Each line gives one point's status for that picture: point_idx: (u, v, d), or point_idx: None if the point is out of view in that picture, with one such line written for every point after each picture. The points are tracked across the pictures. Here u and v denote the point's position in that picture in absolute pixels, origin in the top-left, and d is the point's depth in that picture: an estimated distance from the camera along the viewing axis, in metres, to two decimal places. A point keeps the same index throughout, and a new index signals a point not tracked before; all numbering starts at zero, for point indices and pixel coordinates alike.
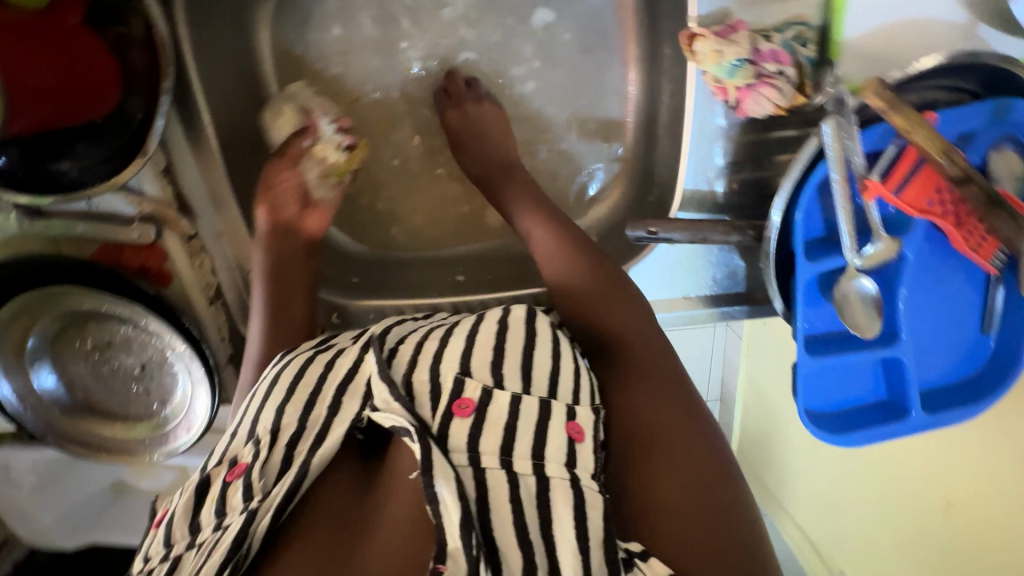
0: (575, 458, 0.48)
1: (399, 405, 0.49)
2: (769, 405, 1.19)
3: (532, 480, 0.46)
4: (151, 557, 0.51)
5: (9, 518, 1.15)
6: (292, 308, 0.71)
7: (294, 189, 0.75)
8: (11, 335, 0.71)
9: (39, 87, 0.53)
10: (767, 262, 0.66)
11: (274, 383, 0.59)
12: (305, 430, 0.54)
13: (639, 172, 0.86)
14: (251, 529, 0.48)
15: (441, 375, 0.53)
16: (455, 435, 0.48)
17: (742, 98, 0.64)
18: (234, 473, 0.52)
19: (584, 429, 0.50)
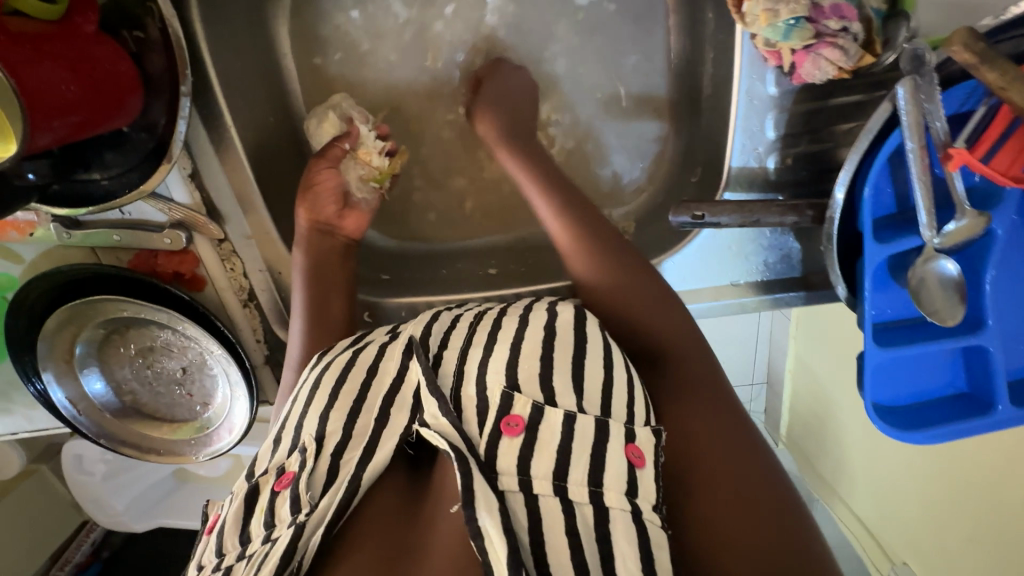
0: (636, 485, 0.46)
1: (447, 422, 0.50)
2: (821, 388, 1.13)
3: (589, 509, 0.45)
4: (205, 566, 0.52)
5: (86, 507, 1.21)
6: (331, 306, 0.70)
7: (336, 191, 0.75)
8: (60, 343, 0.72)
9: (62, 100, 0.50)
10: (828, 244, 0.59)
11: (315, 389, 0.58)
12: (352, 438, 0.55)
13: (680, 151, 0.81)
14: (301, 543, 0.48)
15: (490, 389, 0.52)
16: (505, 455, 0.48)
17: (798, 62, 0.57)
18: (282, 483, 0.53)
19: (645, 453, 0.48)
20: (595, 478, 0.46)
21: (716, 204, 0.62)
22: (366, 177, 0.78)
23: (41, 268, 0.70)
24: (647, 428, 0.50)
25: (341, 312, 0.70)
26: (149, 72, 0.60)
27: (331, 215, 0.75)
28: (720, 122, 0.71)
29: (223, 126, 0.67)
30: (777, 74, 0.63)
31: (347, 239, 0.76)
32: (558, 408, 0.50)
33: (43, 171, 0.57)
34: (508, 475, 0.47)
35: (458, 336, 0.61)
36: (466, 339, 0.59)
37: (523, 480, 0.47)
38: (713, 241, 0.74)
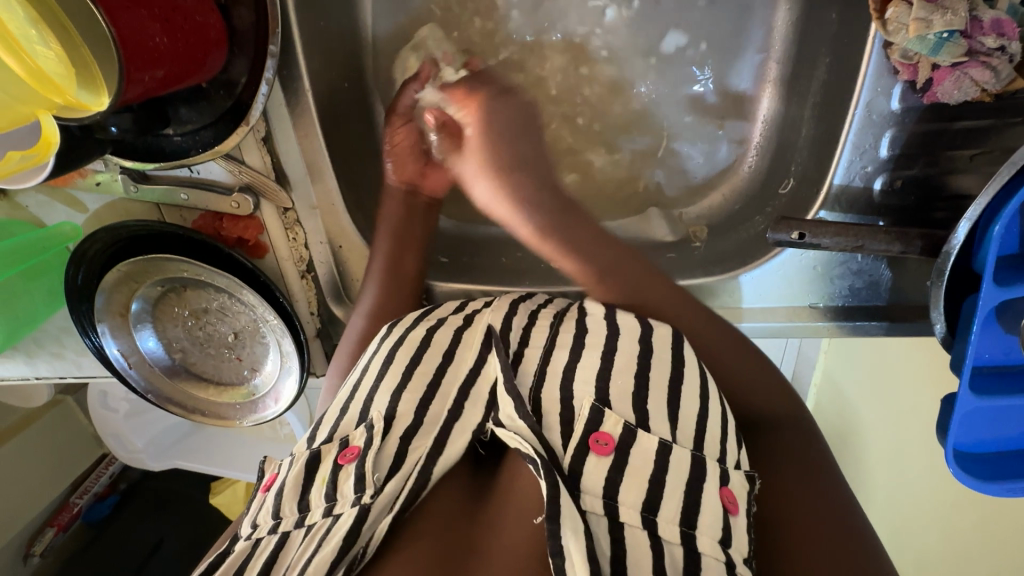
0: (731, 535, 0.44)
1: (525, 425, 0.48)
2: (848, 407, 1.07)
3: (679, 550, 0.42)
4: (259, 524, 0.48)
5: (108, 440, 1.24)
6: (405, 266, 0.69)
7: (416, 147, 0.72)
8: (117, 296, 0.71)
9: (157, 51, 0.47)
10: (938, 279, 0.55)
11: (387, 364, 0.55)
12: (422, 424, 0.51)
13: (768, 158, 0.77)
14: (364, 527, 0.45)
15: (576, 399, 0.50)
16: (591, 475, 0.45)
17: (937, 79, 0.55)
18: (347, 456, 0.49)
19: (739, 500, 0.46)
20: (688, 518, 0.44)
21: (820, 224, 0.58)
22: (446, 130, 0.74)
23: (103, 219, 0.69)
24: (740, 472, 0.48)
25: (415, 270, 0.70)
26: (235, 26, 0.57)
27: (413, 173, 0.72)
28: (824, 134, 0.66)
29: (300, 88, 0.63)
30: (906, 88, 0.58)
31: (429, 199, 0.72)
32: (654, 434, 0.47)
33: (125, 127, 0.54)
34: (591, 494, 0.45)
35: (540, 334, 0.57)
36: (549, 339, 0.56)
37: (609, 504, 0.44)
38: (800, 260, 0.69)
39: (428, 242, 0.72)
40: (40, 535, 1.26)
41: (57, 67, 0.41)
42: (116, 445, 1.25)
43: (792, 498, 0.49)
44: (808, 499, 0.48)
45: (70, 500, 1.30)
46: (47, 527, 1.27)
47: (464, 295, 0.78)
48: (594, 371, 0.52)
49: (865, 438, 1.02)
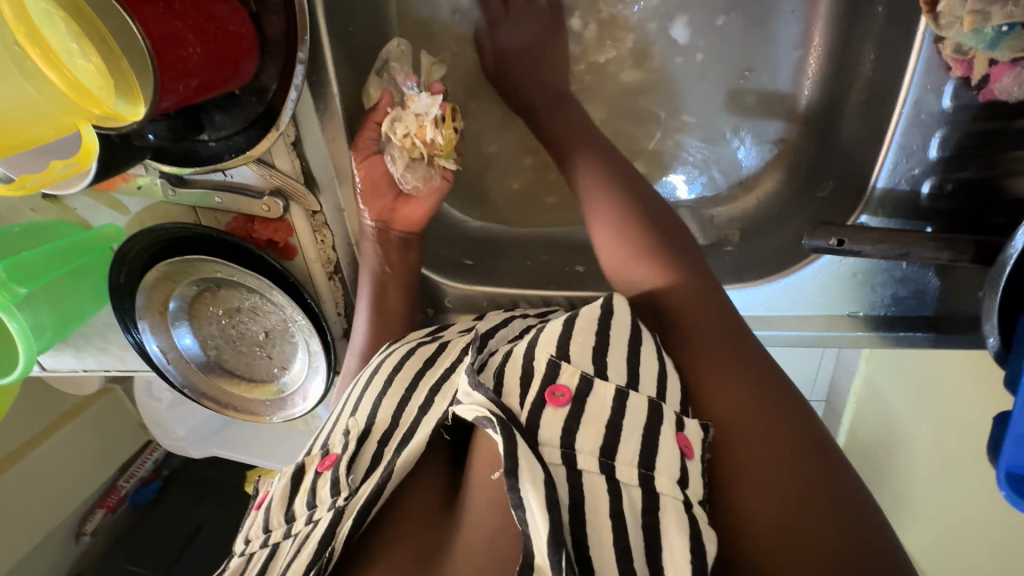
0: (688, 477, 0.41)
1: (484, 396, 0.44)
2: (891, 421, 1.02)
3: (638, 492, 0.40)
4: (251, 540, 0.50)
5: (153, 429, 1.30)
6: (390, 303, 0.71)
7: (382, 180, 0.70)
8: (157, 296, 0.74)
9: (190, 61, 0.48)
10: (992, 289, 0.52)
11: (373, 374, 0.57)
12: (395, 428, 0.51)
13: (805, 158, 0.73)
14: (336, 529, 0.45)
15: (536, 358, 0.46)
16: (549, 425, 0.43)
17: (995, 75, 0.52)
18: (325, 464, 0.50)
19: (694, 444, 0.43)
20: (647, 459, 0.41)
21: (860, 229, 0.55)
22: (410, 163, 0.70)
23: (145, 221, 0.71)
24: (695, 420, 0.44)
25: (399, 303, 0.71)
26: (267, 34, 0.58)
27: (385, 208, 0.71)
28: (867, 133, 0.63)
29: (329, 93, 0.64)
30: (959, 85, 0.55)
31: (403, 233, 0.73)
32: (609, 382, 0.44)
33: (161, 133, 0.56)
34: (551, 445, 0.42)
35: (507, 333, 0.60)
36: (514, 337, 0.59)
37: (585, 476, 0.42)
38: (839, 267, 0.66)
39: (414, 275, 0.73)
40: (91, 515, 1.34)
41: (93, 78, 0.42)
42: (160, 434, 1.30)
43: (743, 425, 0.44)
44: (754, 412, 0.44)
45: (118, 483, 1.38)
46: (97, 508, 1.35)
47: (488, 299, 0.77)
48: (554, 332, 0.47)
49: (910, 455, 0.97)
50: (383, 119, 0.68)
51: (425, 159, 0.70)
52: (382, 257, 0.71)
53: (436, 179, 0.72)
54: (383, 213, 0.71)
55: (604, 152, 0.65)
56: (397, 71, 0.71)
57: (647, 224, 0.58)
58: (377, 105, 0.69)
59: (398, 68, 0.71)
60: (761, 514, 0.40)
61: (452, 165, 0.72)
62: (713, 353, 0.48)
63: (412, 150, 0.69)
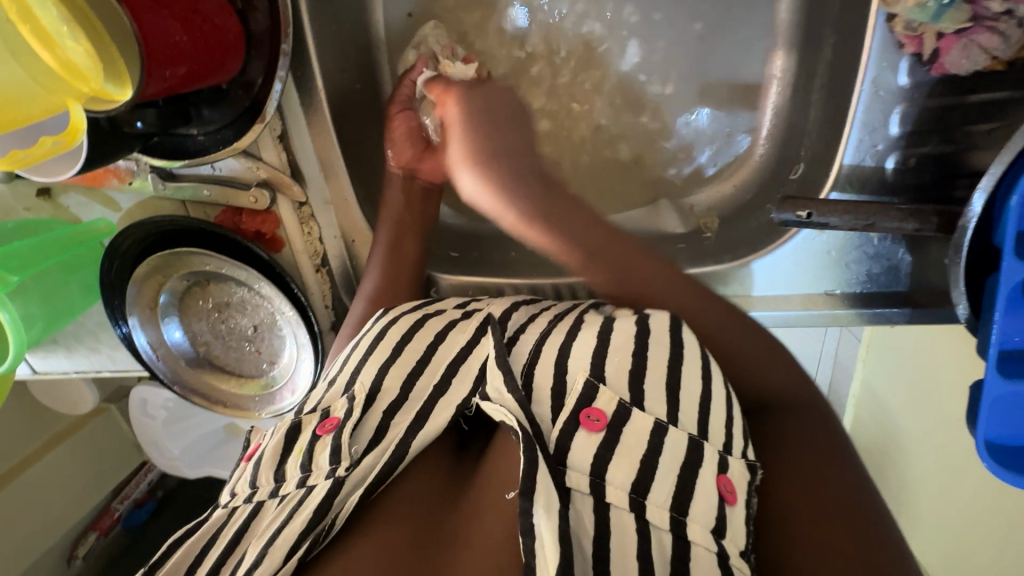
0: (726, 524, 0.43)
1: (513, 400, 0.47)
2: (887, 415, 1.02)
3: (669, 537, 0.42)
4: (237, 494, 0.50)
5: (146, 447, 1.30)
6: (404, 252, 0.71)
7: (414, 131, 0.74)
8: (147, 290, 0.75)
9: (177, 49, 0.50)
10: (956, 256, 0.53)
11: (379, 340, 0.57)
12: (404, 403, 0.52)
13: (778, 144, 0.76)
14: (336, 500, 0.45)
15: (572, 375, 0.50)
16: (580, 449, 0.45)
17: (944, 48, 0.55)
18: (325, 427, 0.50)
19: (737, 489, 0.44)
20: (678, 505, 0.43)
21: (828, 204, 0.57)
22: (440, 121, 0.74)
23: (135, 218, 0.73)
24: (742, 461, 0.46)
25: (414, 257, 0.71)
26: (252, 30, 0.61)
27: (413, 156, 0.73)
28: (833, 115, 0.65)
29: (314, 89, 0.67)
30: (913, 63, 0.57)
31: (427, 184, 0.74)
32: (649, 414, 0.47)
33: (149, 122, 0.57)
34: (578, 472, 0.44)
35: (536, 325, 0.58)
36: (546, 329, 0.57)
37: (596, 483, 0.44)
38: (814, 243, 0.68)
39: (428, 235, 0.74)
40: (83, 538, 1.30)
41: (85, 59, 0.44)
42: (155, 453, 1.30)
43: (797, 466, 0.47)
44: (806, 465, 0.47)
45: (112, 505, 1.35)
46: (89, 531, 1.32)
47: (475, 288, 0.79)
48: (590, 349, 0.52)
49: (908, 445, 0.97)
50: (419, 76, 0.74)
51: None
52: (404, 207, 0.72)
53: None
54: (409, 162, 0.73)
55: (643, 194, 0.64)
56: (434, 44, 0.77)
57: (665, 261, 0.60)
58: (415, 67, 0.76)
59: (434, 43, 0.78)
60: (793, 539, 0.43)
61: None
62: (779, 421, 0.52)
63: (443, 107, 0.73)
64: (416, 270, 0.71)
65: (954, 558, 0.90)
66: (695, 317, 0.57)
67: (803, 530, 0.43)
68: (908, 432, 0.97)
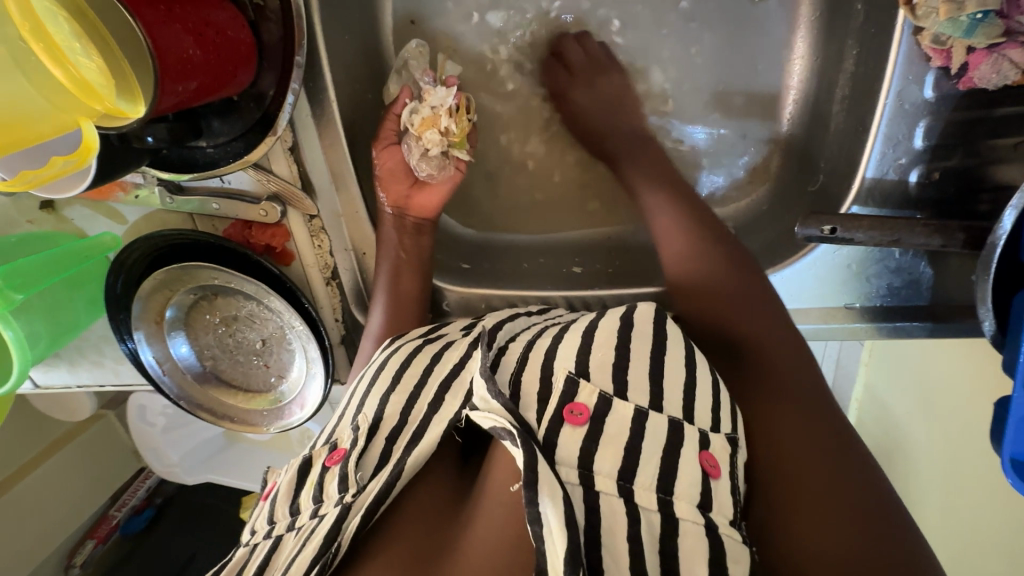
0: (711, 497, 0.42)
1: (501, 405, 0.44)
2: (895, 424, 1.01)
3: (656, 516, 0.41)
4: (257, 530, 0.49)
5: (144, 454, 1.27)
6: (404, 287, 0.70)
7: (400, 168, 0.74)
8: (153, 304, 0.73)
9: (187, 62, 0.49)
10: (985, 272, 0.52)
11: (380, 370, 0.56)
12: (404, 426, 0.50)
13: (795, 155, 0.75)
14: (342, 526, 0.44)
15: (554, 373, 0.48)
16: (565, 446, 0.44)
17: (974, 62, 0.54)
18: (332, 459, 0.50)
19: (720, 463, 0.44)
20: (664, 484, 0.42)
21: (853, 218, 0.56)
22: (427, 153, 0.73)
23: (141, 231, 0.72)
24: (723, 436, 0.45)
25: (412, 290, 0.70)
26: (263, 39, 0.59)
27: (400, 194, 0.74)
28: (854, 127, 0.65)
29: (326, 99, 0.65)
30: (939, 75, 0.57)
31: (418, 219, 0.74)
32: (628, 402, 0.45)
33: (160, 137, 0.55)
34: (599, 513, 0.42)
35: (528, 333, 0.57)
36: (536, 333, 0.56)
37: (584, 474, 0.42)
38: (834, 256, 0.67)
39: (427, 259, 0.74)
40: (81, 546, 1.29)
41: (97, 75, 0.43)
42: (154, 459, 1.27)
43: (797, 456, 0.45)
44: (808, 454, 0.45)
45: (110, 513, 1.33)
46: (88, 538, 1.30)
47: (484, 302, 0.77)
48: None
49: (915, 456, 0.96)
50: (401, 108, 0.73)
51: (440, 149, 0.74)
52: (398, 243, 0.72)
53: (450, 168, 0.76)
54: (399, 200, 0.74)
55: (668, 193, 0.67)
56: (416, 69, 0.76)
57: (756, 287, 0.58)
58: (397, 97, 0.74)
59: (416, 67, 0.76)
60: (784, 532, 0.42)
61: (463, 157, 0.77)
62: (786, 408, 0.49)
63: (425, 140, 0.72)
64: (419, 295, 0.71)
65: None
66: (771, 355, 0.53)
67: (796, 521, 0.42)
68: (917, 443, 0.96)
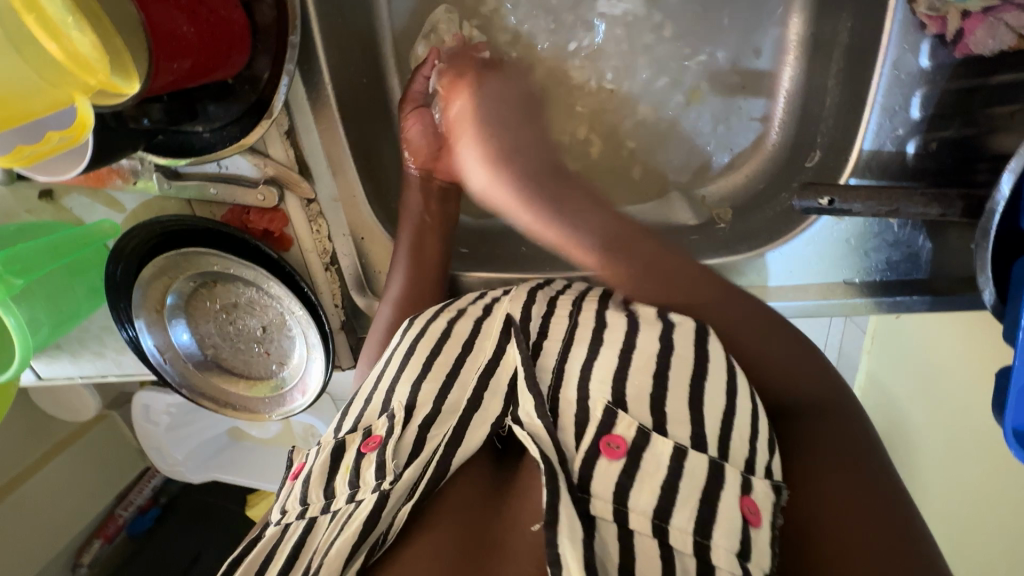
0: (750, 548, 0.41)
1: (542, 425, 0.47)
2: (895, 404, 1.01)
3: (692, 560, 0.40)
4: (288, 510, 0.48)
5: (150, 453, 1.28)
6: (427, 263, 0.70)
7: (428, 130, 0.73)
8: (153, 292, 0.74)
9: (180, 40, 0.49)
10: (982, 241, 0.52)
11: (410, 355, 0.54)
12: (439, 414, 0.50)
13: (790, 133, 0.75)
14: (385, 513, 0.44)
15: (591, 401, 0.48)
16: (601, 479, 0.44)
17: (969, 28, 0.55)
18: (369, 445, 0.48)
19: (762, 511, 0.42)
20: (701, 528, 0.41)
21: (848, 189, 0.56)
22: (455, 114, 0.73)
23: (140, 218, 0.72)
24: (765, 481, 0.44)
25: (435, 260, 0.70)
26: (258, 22, 0.60)
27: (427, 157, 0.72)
28: (851, 101, 0.64)
29: (321, 83, 0.65)
30: (935, 44, 0.57)
31: (445, 182, 0.73)
32: (669, 438, 0.45)
33: (156, 117, 0.55)
34: (602, 499, 0.43)
35: (557, 329, 0.55)
36: (556, 327, 0.55)
37: (619, 511, 0.42)
38: (832, 231, 0.66)
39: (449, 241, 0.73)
40: (88, 545, 1.30)
41: (90, 51, 0.42)
42: (159, 458, 1.28)
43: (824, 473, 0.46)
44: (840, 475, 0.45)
45: (116, 512, 1.34)
46: (93, 538, 1.31)
47: (482, 284, 0.78)
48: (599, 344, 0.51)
49: (918, 436, 0.96)
50: (429, 72, 0.73)
51: None
52: (423, 208, 0.72)
53: None
54: (426, 162, 0.73)
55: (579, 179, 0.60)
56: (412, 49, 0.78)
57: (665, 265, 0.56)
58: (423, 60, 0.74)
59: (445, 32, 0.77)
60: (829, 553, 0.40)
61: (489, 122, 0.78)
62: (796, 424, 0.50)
63: (453, 102, 0.73)
64: (440, 273, 0.70)
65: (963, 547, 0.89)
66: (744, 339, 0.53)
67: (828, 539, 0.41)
68: (917, 423, 0.96)
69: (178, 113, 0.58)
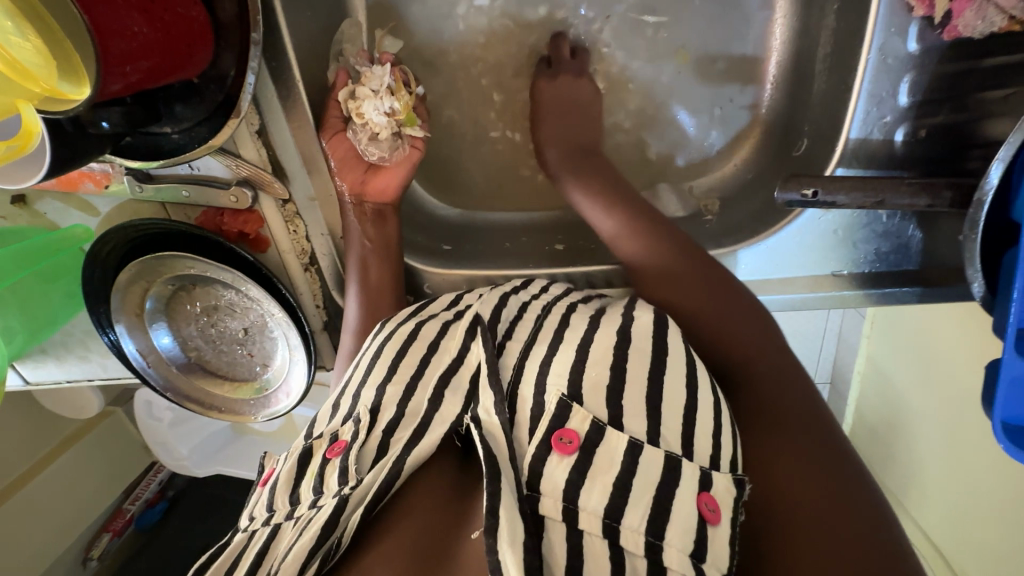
0: (705, 547, 0.40)
1: (499, 422, 0.46)
2: (894, 392, 1.00)
3: (643, 563, 0.39)
4: (255, 517, 0.48)
5: (154, 449, 1.28)
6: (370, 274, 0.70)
7: (350, 155, 0.72)
8: (132, 296, 0.73)
9: (130, 41, 0.47)
10: (972, 232, 0.49)
11: (376, 357, 0.54)
12: (403, 418, 0.49)
13: (779, 120, 0.73)
14: (342, 519, 0.43)
15: (545, 395, 0.47)
16: (552, 475, 0.43)
17: (958, 10, 0.53)
18: (334, 451, 0.48)
19: (721, 508, 0.41)
20: (654, 527, 0.40)
21: (834, 180, 0.54)
22: (376, 136, 0.71)
23: (114, 221, 0.71)
24: (728, 475, 0.43)
25: (383, 279, 0.70)
26: (219, 18, 0.57)
27: (356, 181, 0.72)
28: (838, 87, 0.62)
29: (292, 80, 0.62)
30: (922, 26, 0.55)
31: (376, 205, 0.74)
32: (624, 432, 0.45)
33: (116, 121, 0.53)
34: (551, 498, 0.42)
35: (522, 329, 0.56)
36: (531, 334, 0.55)
37: (569, 510, 0.42)
38: (820, 223, 0.64)
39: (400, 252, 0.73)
40: (98, 539, 1.30)
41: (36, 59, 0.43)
42: (162, 453, 1.28)
43: (784, 466, 0.44)
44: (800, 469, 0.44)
45: (124, 506, 1.34)
46: (104, 531, 1.31)
47: (465, 281, 0.76)
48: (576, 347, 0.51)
49: (915, 425, 0.95)
50: (342, 93, 0.70)
51: (390, 132, 0.72)
52: (363, 234, 0.71)
53: (404, 149, 0.74)
54: (355, 187, 0.73)
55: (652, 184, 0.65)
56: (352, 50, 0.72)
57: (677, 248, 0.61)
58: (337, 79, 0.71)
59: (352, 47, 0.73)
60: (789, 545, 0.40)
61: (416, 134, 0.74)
62: (769, 408, 0.49)
63: (373, 125, 0.70)
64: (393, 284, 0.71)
65: (959, 537, 0.87)
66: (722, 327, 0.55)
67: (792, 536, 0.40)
68: (914, 413, 0.95)
69: (141, 116, 0.56)
